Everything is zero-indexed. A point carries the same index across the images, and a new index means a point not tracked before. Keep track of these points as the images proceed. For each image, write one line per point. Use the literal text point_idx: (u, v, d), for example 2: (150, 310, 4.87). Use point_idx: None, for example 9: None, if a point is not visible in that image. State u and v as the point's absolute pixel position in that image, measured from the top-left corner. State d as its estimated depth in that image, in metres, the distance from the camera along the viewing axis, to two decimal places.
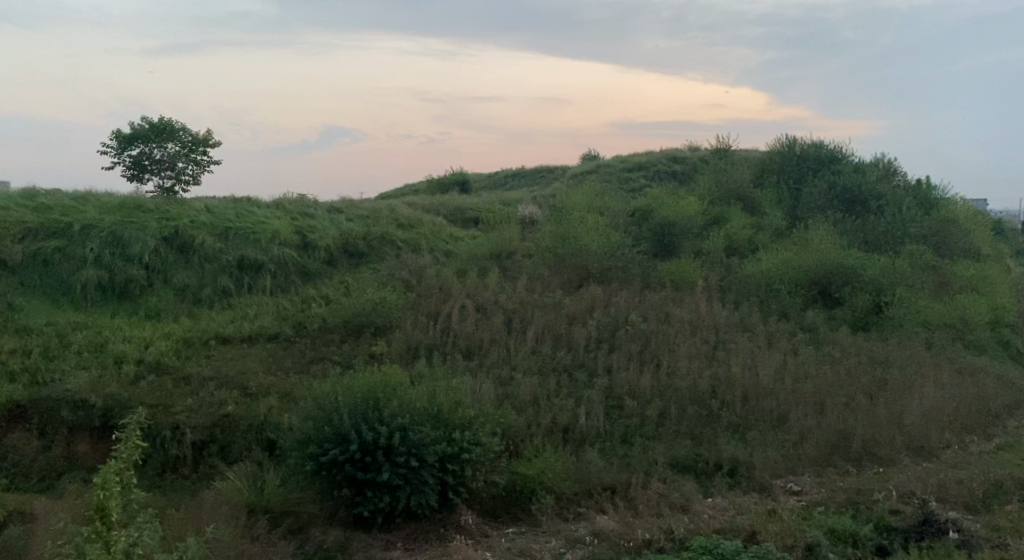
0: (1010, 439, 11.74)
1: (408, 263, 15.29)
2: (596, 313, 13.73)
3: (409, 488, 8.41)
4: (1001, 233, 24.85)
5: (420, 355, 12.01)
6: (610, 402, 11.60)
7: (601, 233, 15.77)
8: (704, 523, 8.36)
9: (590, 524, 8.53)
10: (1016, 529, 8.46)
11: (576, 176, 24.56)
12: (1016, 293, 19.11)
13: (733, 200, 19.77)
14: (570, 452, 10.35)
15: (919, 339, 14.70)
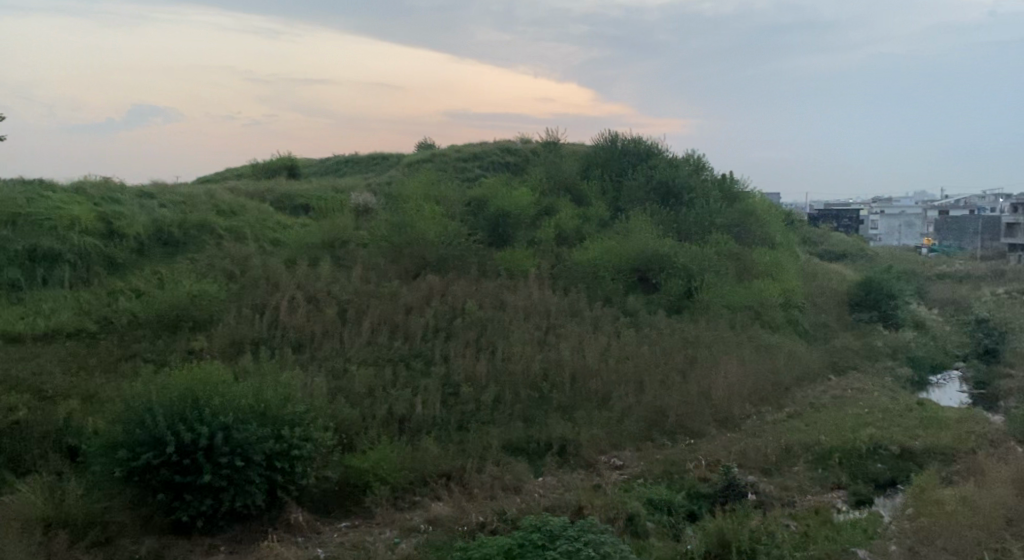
0: (798, 409, 13.80)
1: (229, 252, 15.04)
2: (434, 303, 13.96)
3: (233, 489, 8.48)
4: (793, 224, 27.66)
5: (245, 349, 11.97)
6: (445, 390, 12.00)
7: (436, 222, 16.21)
8: (534, 501, 9.49)
9: (424, 513, 9.13)
10: (800, 488, 10.78)
11: (410, 165, 24.91)
12: (804, 277, 21.44)
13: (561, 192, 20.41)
14: (407, 442, 10.77)
15: (725, 319, 16.30)
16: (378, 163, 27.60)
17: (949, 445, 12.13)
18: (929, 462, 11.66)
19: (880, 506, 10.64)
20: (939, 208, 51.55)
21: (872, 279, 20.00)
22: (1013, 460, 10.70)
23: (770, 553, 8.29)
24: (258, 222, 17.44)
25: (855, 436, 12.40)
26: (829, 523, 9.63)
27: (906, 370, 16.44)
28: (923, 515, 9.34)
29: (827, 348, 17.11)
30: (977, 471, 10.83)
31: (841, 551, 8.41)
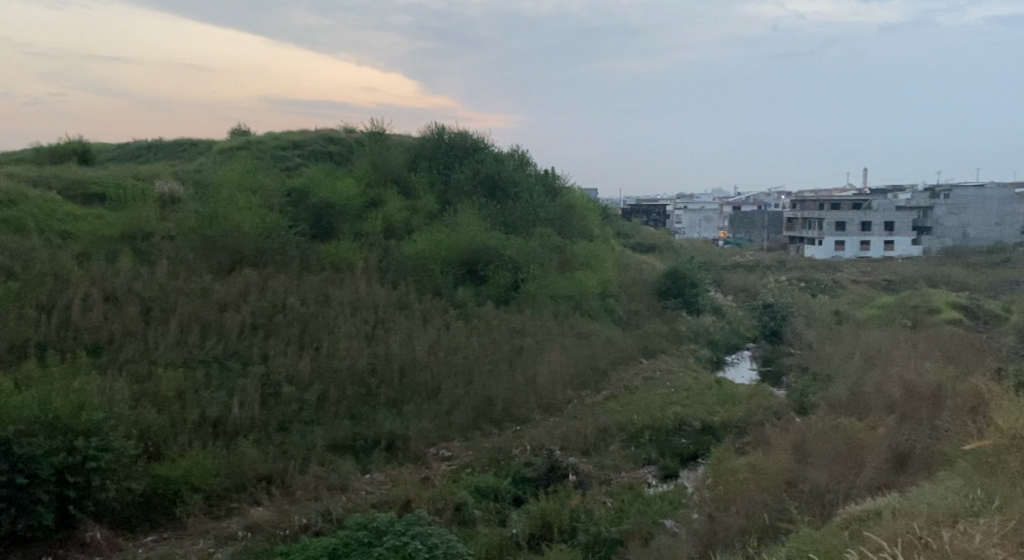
0: (615, 391, 14.72)
1: (8, 246, 13.73)
2: (251, 298, 13.52)
3: (16, 510, 7.97)
4: (609, 218, 29.11)
5: (30, 353, 10.97)
6: (265, 390, 11.79)
7: (253, 214, 15.68)
8: (360, 500, 9.76)
9: (240, 520, 9.24)
10: (617, 467, 11.56)
11: (223, 152, 23.97)
12: (618, 268, 22.67)
13: (388, 184, 20.31)
14: (222, 447, 10.50)
15: (549, 309, 17.08)
16: (184, 151, 26.14)
17: (740, 418, 13.45)
18: (725, 435, 12.95)
19: (685, 478, 11.71)
20: (732, 203, 55.69)
21: (676, 269, 21.49)
22: (792, 428, 12.09)
23: (588, 529, 9.38)
24: (42, 215, 15.96)
25: (663, 414, 13.43)
26: (641, 497, 10.59)
27: (705, 351, 17.97)
28: (721, 484, 10.35)
29: (638, 334, 18.30)
30: (763, 440, 12.17)
31: (652, 525, 9.55)
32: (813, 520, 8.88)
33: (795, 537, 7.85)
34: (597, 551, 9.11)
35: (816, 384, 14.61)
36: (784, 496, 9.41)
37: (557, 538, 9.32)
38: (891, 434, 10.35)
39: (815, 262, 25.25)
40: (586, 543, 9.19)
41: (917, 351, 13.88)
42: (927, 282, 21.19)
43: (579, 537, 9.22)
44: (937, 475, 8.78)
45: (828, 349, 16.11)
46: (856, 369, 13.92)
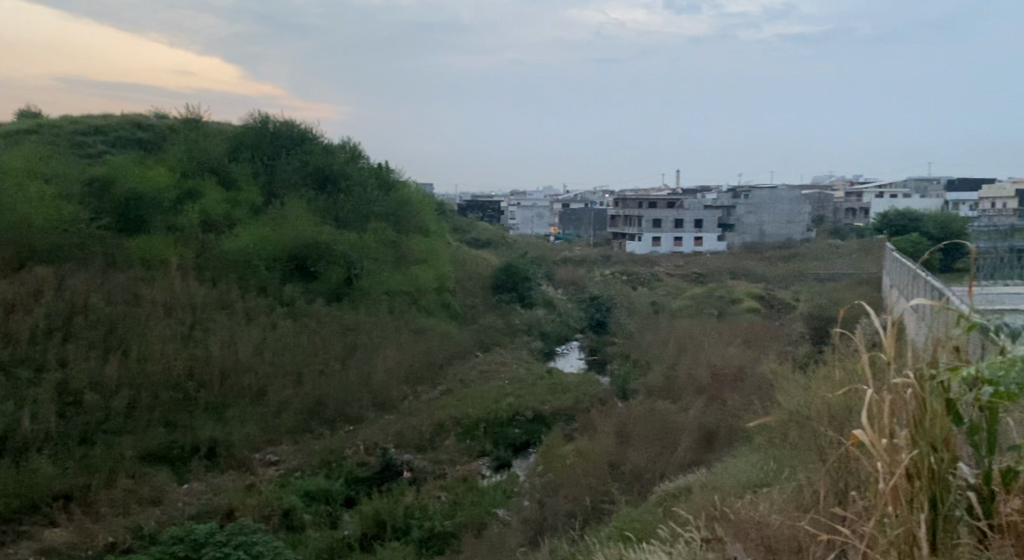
0: (450, 385, 14.87)
1: None
2: (45, 299, 12.03)
3: None
4: (443, 213, 29.18)
5: None
6: (64, 399, 10.74)
7: (47, 206, 14.27)
8: (176, 511, 9.38)
9: (33, 543, 8.58)
10: (451, 460, 11.70)
11: (13, 136, 21.77)
12: (453, 264, 22.73)
13: (206, 174, 19.29)
14: (11, 464, 9.57)
15: (383, 305, 16.92)
16: None
17: (569, 406, 13.94)
18: (554, 422, 13.42)
19: (518, 467, 12.02)
20: (560, 200, 57.20)
21: (509, 264, 21.83)
22: (615, 413, 12.71)
23: (423, 525, 9.50)
24: None
25: (496, 407, 13.69)
26: (474, 489, 10.75)
27: (538, 344, 18.51)
28: (551, 470, 10.68)
29: (473, 329, 18.45)
30: (590, 426, 12.70)
31: (486, 514, 9.83)
32: (630, 499, 9.38)
33: (616, 517, 8.29)
34: (431, 546, 9.18)
35: (636, 370, 15.41)
36: (607, 478, 9.90)
37: (391, 537, 9.36)
38: (700, 415, 11.12)
39: (636, 256, 26.52)
40: (420, 538, 9.28)
41: (723, 338, 14.96)
42: (731, 273, 22.86)
43: (414, 533, 9.32)
44: (738, 449, 9.54)
45: (648, 337, 17.01)
46: (670, 356, 14.82)
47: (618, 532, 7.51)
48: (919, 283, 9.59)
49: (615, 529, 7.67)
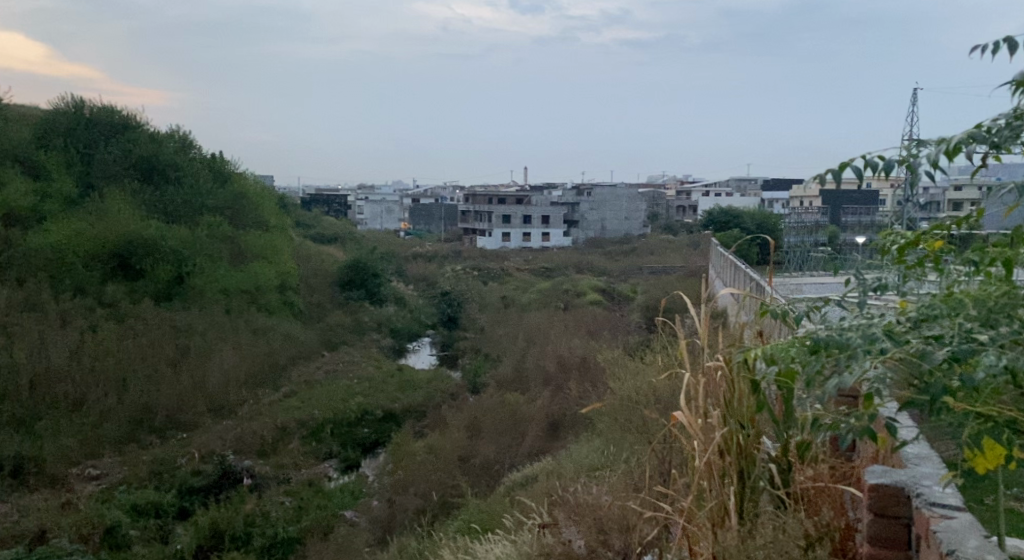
0: (294, 386, 14.38)
1: None
2: None
3: None
4: (285, 208, 28.27)
5: None
6: None
7: None
8: None
9: None
10: (295, 464, 11.30)
11: None
12: (298, 259, 22.02)
13: (9, 161, 17.56)
14: None
15: (220, 305, 16.03)
16: None
17: (420, 402, 13.80)
18: (404, 420, 13.25)
19: (366, 467, 11.78)
20: (412, 194, 56.71)
21: (356, 260, 21.36)
22: (464, 408, 12.72)
23: (264, 532, 9.10)
24: None
25: (345, 407, 13.35)
26: (320, 493, 10.43)
27: (387, 341, 18.27)
28: (400, 468, 10.52)
29: (319, 327, 17.95)
30: (440, 422, 12.63)
31: (331, 516, 9.57)
32: (478, 492, 9.38)
33: (465, 510, 8.30)
34: (273, 554, 8.81)
35: (487, 364, 15.48)
36: (456, 473, 9.90)
37: (229, 547, 8.91)
38: (548, 405, 11.30)
39: (486, 251, 26.66)
40: (262, 546, 8.89)
41: (569, 329, 15.28)
42: (576, 266, 23.39)
43: (254, 541, 8.90)
44: (580, 436, 9.73)
45: (498, 331, 17.11)
46: (520, 349, 15.01)
47: (468, 530, 7.46)
48: (740, 273, 10.09)
49: (463, 526, 7.62)
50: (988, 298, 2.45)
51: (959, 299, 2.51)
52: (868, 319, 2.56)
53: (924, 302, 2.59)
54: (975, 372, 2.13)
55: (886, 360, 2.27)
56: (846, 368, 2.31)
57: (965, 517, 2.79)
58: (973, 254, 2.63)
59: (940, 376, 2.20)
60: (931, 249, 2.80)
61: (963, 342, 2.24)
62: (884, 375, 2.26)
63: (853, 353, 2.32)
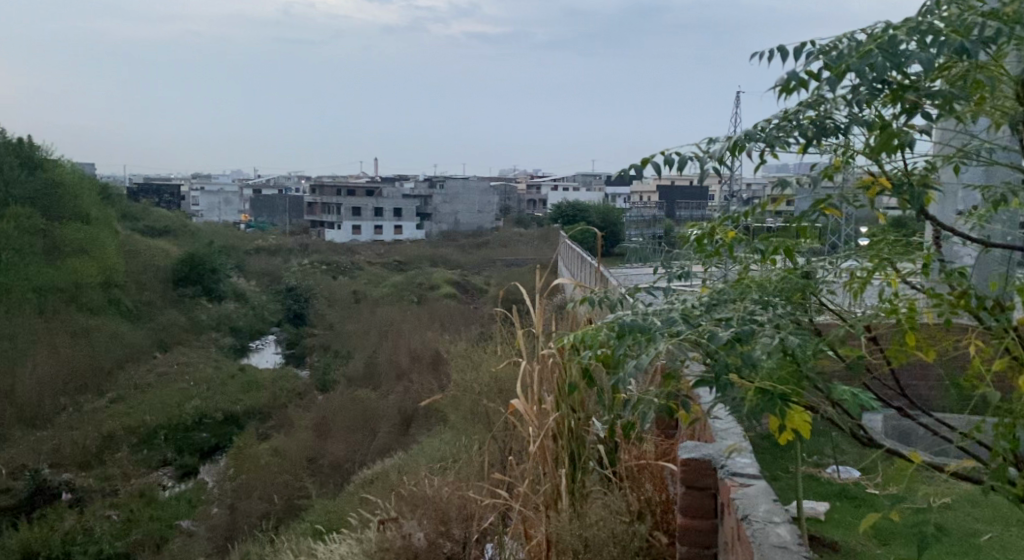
0: (121, 392, 13.40)
1: None
2: None
3: None
4: (110, 198, 26.23)
5: None
6: None
7: None
8: None
9: None
10: (123, 474, 10.52)
11: None
12: (125, 255, 20.52)
13: None
14: None
15: (32, 305, 14.71)
16: None
17: (264, 403, 13.21)
18: (245, 423, 12.62)
19: (205, 473, 11.15)
20: (255, 182, 54.38)
21: (192, 255, 20.14)
22: (312, 406, 12.31)
23: (87, 551, 8.45)
24: None
25: (180, 411, 12.55)
26: (152, 503, 9.74)
27: (227, 340, 17.45)
28: (241, 472, 9.97)
29: (150, 326, 16.84)
30: (286, 423, 12.13)
31: (165, 528, 8.99)
32: (325, 493, 9.02)
33: (309, 514, 8.00)
34: None
35: (336, 361, 15.00)
36: (303, 474, 9.55)
37: None
38: (399, 399, 11.07)
39: (335, 244, 25.90)
40: None
41: (421, 323, 15.08)
42: (429, 259, 23.10)
43: None
44: (430, 430, 9.53)
45: (347, 327, 16.66)
46: (371, 344, 14.69)
47: (313, 536, 7.12)
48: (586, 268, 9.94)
49: (308, 532, 7.26)
50: (772, 286, 2.45)
51: (746, 286, 2.48)
52: (666, 303, 2.44)
53: (716, 290, 2.54)
54: (756, 350, 1.98)
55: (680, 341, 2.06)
56: (641, 353, 2.12)
57: (760, 485, 2.99)
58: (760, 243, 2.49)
59: (724, 353, 2.01)
60: (724, 239, 2.60)
61: (745, 325, 2.11)
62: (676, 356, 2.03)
63: (650, 335, 2.12)
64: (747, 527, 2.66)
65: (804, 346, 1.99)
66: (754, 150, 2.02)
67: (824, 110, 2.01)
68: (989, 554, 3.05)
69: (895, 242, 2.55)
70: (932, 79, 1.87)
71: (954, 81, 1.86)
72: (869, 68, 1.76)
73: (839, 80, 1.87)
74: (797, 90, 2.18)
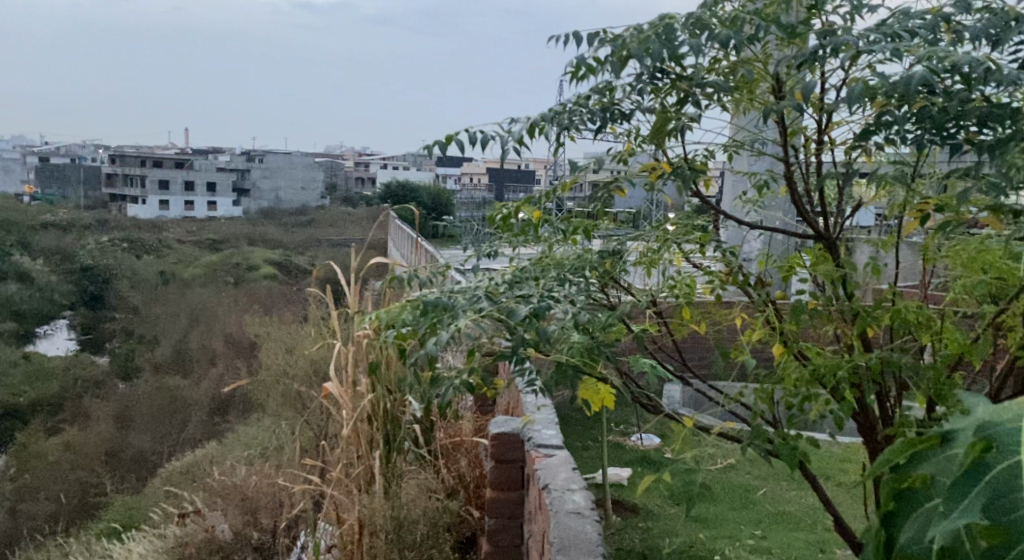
0: None
1: None
2: None
3: None
4: None
5: None
6: None
7: None
8: None
9: None
10: None
11: None
12: None
13: None
14: None
15: None
16: None
17: (54, 393, 11.99)
18: (32, 418, 11.42)
19: None
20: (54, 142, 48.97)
21: None
22: (111, 396, 11.32)
23: None
24: None
25: None
26: None
27: (11, 326, 15.72)
28: (25, 471, 8.96)
29: None
30: (81, 416, 11.07)
31: None
32: (125, 489, 8.32)
33: (106, 511, 7.31)
34: None
35: (140, 347, 13.83)
36: (100, 469, 8.75)
37: None
38: (209, 384, 10.38)
39: (139, 221, 24.01)
40: None
41: (236, 305, 14.26)
42: (247, 236, 21.67)
43: None
44: (246, 417, 8.86)
45: (153, 310, 15.48)
46: (180, 328, 13.73)
47: (108, 536, 6.47)
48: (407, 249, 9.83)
49: (102, 532, 6.59)
50: (569, 263, 2.47)
51: (548, 264, 2.50)
52: (471, 280, 2.49)
53: (519, 267, 2.53)
54: (551, 327, 2.14)
55: (481, 317, 2.19)
56: (442, 329, 2.21)
57: (562, 454, 3.04)
58: (561, 223, 2.57)
59: (522, 328, 2.17)
60: (533, 217, 2.58)
61: (542, 300, 2.24)
62: (477, 332, 2.14)
63: (452, 313, 2.22)
64: (545, 494, 2.70)
65: (594, 319, 2.19)
66: (542, 133, 2.01)
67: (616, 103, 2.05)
68: (761, 508, 3.59)
69: (679, 224, 2.56)
70: (703, 75, 1.92)
71: (730, 75, 1.94)
72: (649, 55, 1.75)
73: (623, 65, 1.85)
74: (585, 77, 2.01)
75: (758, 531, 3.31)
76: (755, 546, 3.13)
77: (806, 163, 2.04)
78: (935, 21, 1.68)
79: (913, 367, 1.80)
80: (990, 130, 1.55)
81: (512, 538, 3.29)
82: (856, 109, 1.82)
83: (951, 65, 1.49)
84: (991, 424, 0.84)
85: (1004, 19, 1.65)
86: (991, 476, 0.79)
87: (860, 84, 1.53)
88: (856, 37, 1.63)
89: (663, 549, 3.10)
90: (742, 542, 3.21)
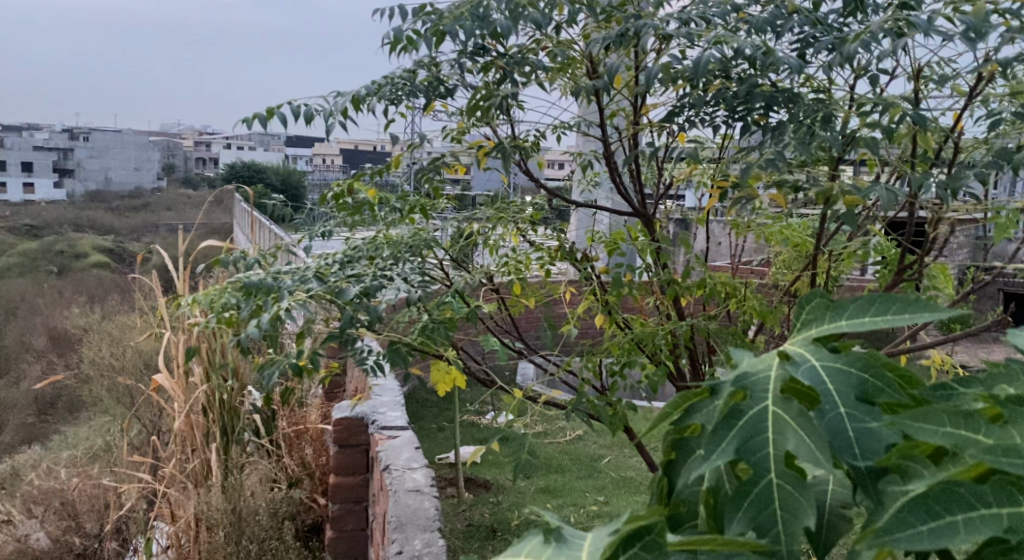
0: None
1: None
2: None
3: None
4: None
5: None
6: None
7: None
8: None
9: None
10: None
11: None
12: None
13: None
14: None
15: None
16: None
17: None
18: None
19: None
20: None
21: None
22: None
23: None
24: None
25: None
26: None
27: None
28: None
29: None
30: None
31: None
32: None
33: None
34: None
35: None
36: None
37: None
38: None
39: None
40: None
41: None
42: None
43: None
44: (75, 416, 8.23)
45: None
46: None
47: None
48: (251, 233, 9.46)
49: None
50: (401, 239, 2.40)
51: (379, 242, 2.42)
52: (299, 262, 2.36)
53: (350, 247, 2.43)
54: (383, 303, 2.08)
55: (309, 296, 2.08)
56: (267, 310, 2.08)
57: (406, 435, 2.99)
58: (396, 203, 2.49)
59: (351, 306, 2.09)
60: (370, 198, 2.49)
61: (374, 279, 2.15)
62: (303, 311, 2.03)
63: (278, 293, 2.10)
64: (387, 475, 2.64)
65: (427, 295, 2.13)
66: (364, 109, 1.94)
67: (437, 74, 2.02)
68: (603, 475, 3.68)
69: (512, 203, 2.56)
70: (524, 55, 1.97)
71: (550, 55, 1.95)
72: (462, 29, 1.77)
73: (441, 41, 1.84)
74: (404, 49, 1.95)
75: (602, 496, 3.39)
76: (597, 511, 3.18)
77: (622, 142, 2.09)
78: (727, 10, 1.73)
79: (722, 331, 1.87)
80: (777, 112, 1.60)
81: (357, 522, 3.21)
82: (663, 91, 1.87)
83: (739, 48, 1.54)
84: (747, 370, 0.77)
85: (786, 10, 1.70)
86: (743, 420, 0.74)
87: (661, 64, 1.57)
88: (659, 21, 1.66)
89: (511, 521, 3.12)
90: (586, 508, 3.27)
